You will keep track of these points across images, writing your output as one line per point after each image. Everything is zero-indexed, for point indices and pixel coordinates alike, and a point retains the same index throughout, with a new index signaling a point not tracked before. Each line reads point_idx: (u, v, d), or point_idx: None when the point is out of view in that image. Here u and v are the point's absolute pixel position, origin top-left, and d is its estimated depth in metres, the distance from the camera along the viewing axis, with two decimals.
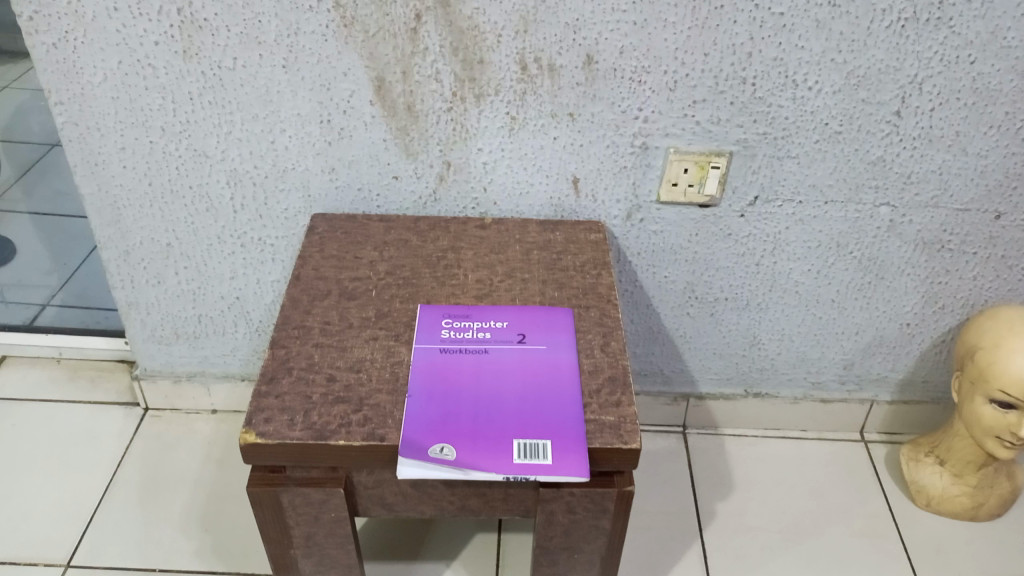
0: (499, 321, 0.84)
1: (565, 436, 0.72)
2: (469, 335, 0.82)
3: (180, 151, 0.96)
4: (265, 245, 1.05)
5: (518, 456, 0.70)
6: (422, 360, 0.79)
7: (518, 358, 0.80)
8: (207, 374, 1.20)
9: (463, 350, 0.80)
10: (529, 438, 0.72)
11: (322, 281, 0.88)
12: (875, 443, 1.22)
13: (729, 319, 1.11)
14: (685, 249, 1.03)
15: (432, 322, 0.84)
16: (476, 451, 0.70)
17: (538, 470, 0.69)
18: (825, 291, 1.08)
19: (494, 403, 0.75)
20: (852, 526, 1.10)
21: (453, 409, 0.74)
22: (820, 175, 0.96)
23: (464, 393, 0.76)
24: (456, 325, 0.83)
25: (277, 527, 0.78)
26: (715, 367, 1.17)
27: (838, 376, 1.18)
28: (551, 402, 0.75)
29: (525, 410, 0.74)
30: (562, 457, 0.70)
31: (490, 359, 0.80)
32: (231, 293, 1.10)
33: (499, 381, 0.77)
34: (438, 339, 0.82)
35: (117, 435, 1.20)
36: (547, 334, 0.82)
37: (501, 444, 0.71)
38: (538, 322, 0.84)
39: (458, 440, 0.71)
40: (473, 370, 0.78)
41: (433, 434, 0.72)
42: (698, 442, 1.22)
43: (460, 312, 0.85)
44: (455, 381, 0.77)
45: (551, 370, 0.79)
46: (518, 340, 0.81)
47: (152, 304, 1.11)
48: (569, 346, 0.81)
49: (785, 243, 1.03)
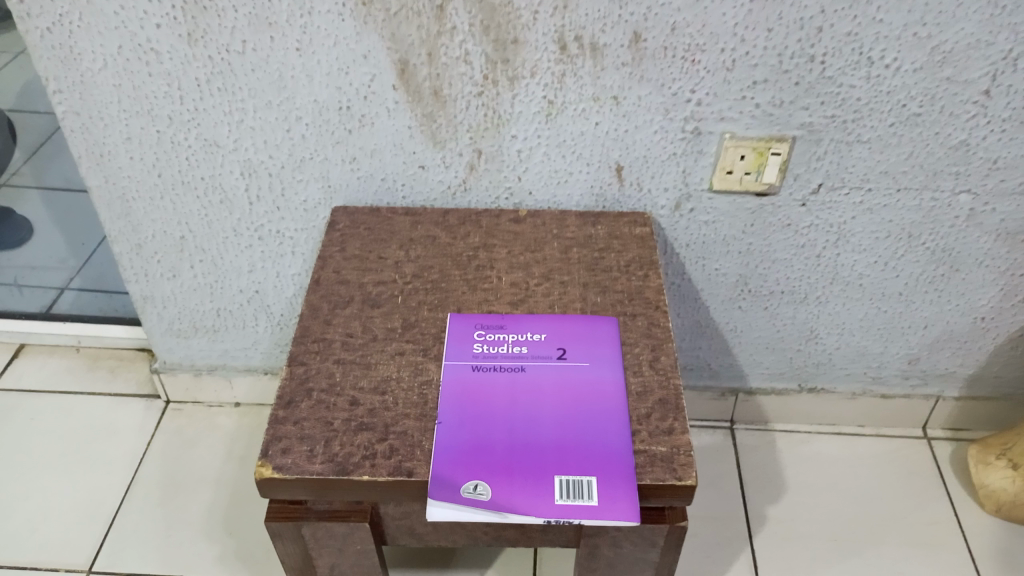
0: (537, 333, 0.76)
1: (611, 470, 0.65)
2: (504, 349, 0.75)
3: (190, 141, 0.88)
4: (284, 238, 0.98)
5: (558, 496, 0.64)
6: (453, 379, 0.72)
7: (558, 376, 0.72)
8: (229, 367, 1.15)
9: (497, 367, 0.73)
10: (572, 474, 0.65)
11: (344, 286, 0.81)
12: (939, 441, 1.14)
13: (784, 313, 1.02)
14: (738, 240, 0.94)
15: (463, 333, 0.76)
16: (512, 489, 0.64)
17: (581, 513, 0.63)
18: (892, 284, 0.98)
19: (532, 431, 0.68)
20: (913, 533, 1.03)
21: (487, 438, 0.68)
22: (892, 161, 0.86)
23: (499, 419, 0.69)
24: (490, 337, 0.76)
25: (299, 558, 0.72)
26: (767, 362, 1.09)
27: (901, 371, 1.09)
28: (596, 430, 0.68)
29: (567, 440, 0.67)
30: (609, 497, 0.63)
31: (527, 377, 0.72)
32: (250, 286, 1.04)
33: (537, 405, 0.70)
34: (470, 355, 0.74)
35: (138, 430, 1.16)
36: (590, 349, 0.75)
37: (540, 481, 0.64)
38: (580, 334, 0.76)
39: (493, 476, 0.65)
40: (508, 391, 0.71)
41: (466, 469, 0.65)
42: (746, 438, 1.15)
43: (494, 322, 0.78)
44: (489, 404, 0.70)
45: (596, 390, 0.71)
46: (558, 356, 0.74)
47: (169, 298, 1.06)
48: (614, 362, 0.74)
49: (850, 233, 0.93)
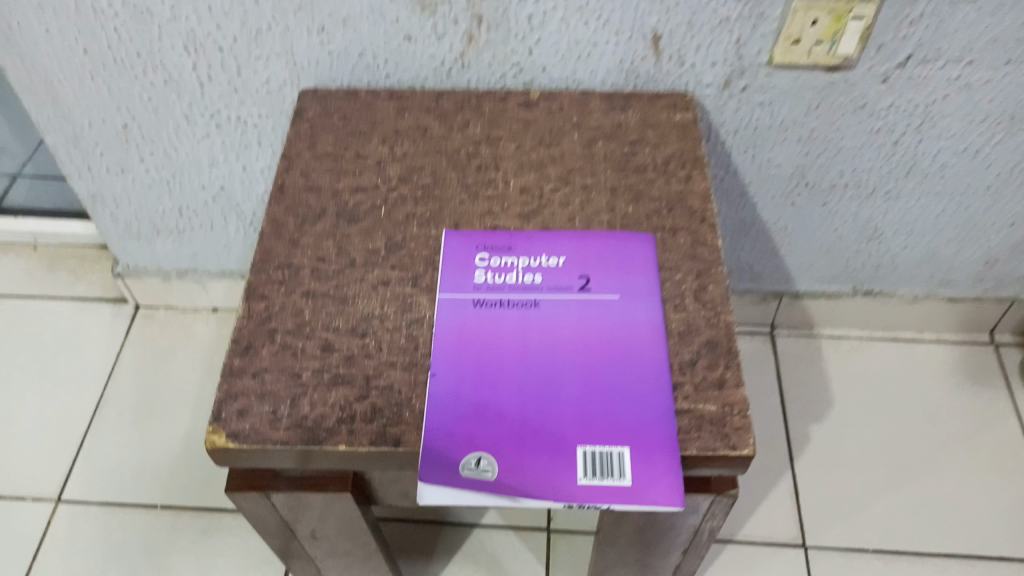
0: (554, 256, 0.61)
1: (649, 439, 0.52)
2: (513, 278, 0.60)
3: (117, 8, 0.70)
4: (246, 126, 0.81)
5: (583, 474, 0.51)
6: (450, 320, 0.58)
7: (581, 314, 0.58)
8: (201, 273, 1.01)
9: (505, 303, 0.59)
10: (599, 444, 0.52)
11: (314, 193, 0.66)
12: (1007, 349, 1.01)
13: (846, 209, 0.86)
14: (798, 124, 0.77)
15: (462, 258, 0.61)
16: (525, 466, 0.51)
17: (611, 497, 0.50)
18: (979, 176, 0.82)
19: (549, 387, 0.55)
20: (975, 459, 0.92)
21: (493, 397, 0.54)
22: (1005, 26, 0.67)
23: (508, 373, 0.55)
24: (496, 263, 0.61)
25: (272, 524, 0.61)
26: (819, 264, 0.94)
27: (974, 274, 0.94)
28: (629, 385, 0.54)
29: (593, 400, 0.54)
30: (647, 475, 0.50)
31: (543, 317, 0.58)
32: (214, 183, 0.88)
33: (555, 353, 0.56)
34: (471, 286, 0.60)
35: (105, 341, 1.04)
36: (621, 278, 0.60)
37: (560, 454, 0.52)
38: (608, 258, 0.61)
39: (500, 448, 0.52)
40: (519, 334, 0.57)
41: (467, 439, 0.52)
42: (787, 347, 1.02)
43: (500, 242, 0.62)
44: (495, 353, 0.56)
45: (629, 332, 0.57)
46: (581, 287, 0.59)
47: (121, 196, 0.90)
48: (651, 296, 0.59)
49: (937, 116, 0.76)
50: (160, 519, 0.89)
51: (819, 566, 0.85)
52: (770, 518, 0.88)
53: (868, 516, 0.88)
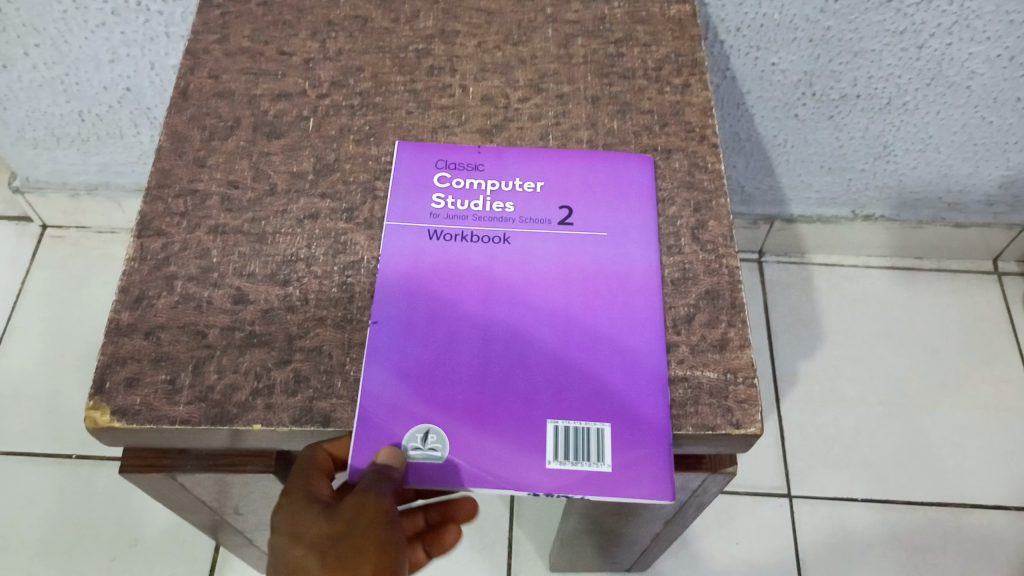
0: (530, 181, 0.50)
1: (636, 415, 0.42)
2: (479, 206, 0.49)
3: None
4: (150, 12, 0.66)
5: (553, 456, 0.41)
6: (400, 255, 0.47)
7: (559, 254, 0.47)
8: (115, 188, 0.88)
9: (468, 237, 0.47)
10: (574, 420, 0.42)
11: (224, 100, 0.53)
12: (1012, 277, 0.93)
13: (856, 122, 0.75)
14: (812, 22, 0.65)
15: (417, 179, 0.50)
16: (484, 445, 0.41)
17: (585, 487, 0.41)
18: (1011, 87, 0.71)
19: (517, 342, 0.44)
20: (973, 397, 0.85)
21: (448, 354, 0.44)
22: None
23: (467, 323, 0.45)
24: (459, 185, 0.50)
25: (185, 501, 0.51)
26: (819, 184, 0.84)
27: (987, 196, 0.84)
28: (614, 343, 0.44)
29: (570, 361, 0.43)
30: (630, 459, 0.41)
31: (512, 254, 0.47)
32: (118, 82, 0.74)
33: (525, 299, 0.45)
34: (428, 213, 0.48)
35: (9, 265, 0.91)
36: (610, 210, 0.49)
37: (527, 432, 0.42)
38: (595, 184, 0.50)
39: (456, 422, 0.42)
40: (483, 274, 0.46)
41: (414, 410, 0.42)
42: (777, 275, 0.93)
43: (465, 160, 0.51)
44: (453, 297, 0.46)
45: (617, 277, 0.46)
46: (562, 220, 0.48)
47: (7, 97, 0.76)
48: (647, 232, 0.48)
49: (974, 14, 0.64)
50: (76, 471, 0.80)
51: (803, 520, 0.79)
52: (753, 464, 0.82)
53: (859, 458, 0.82)
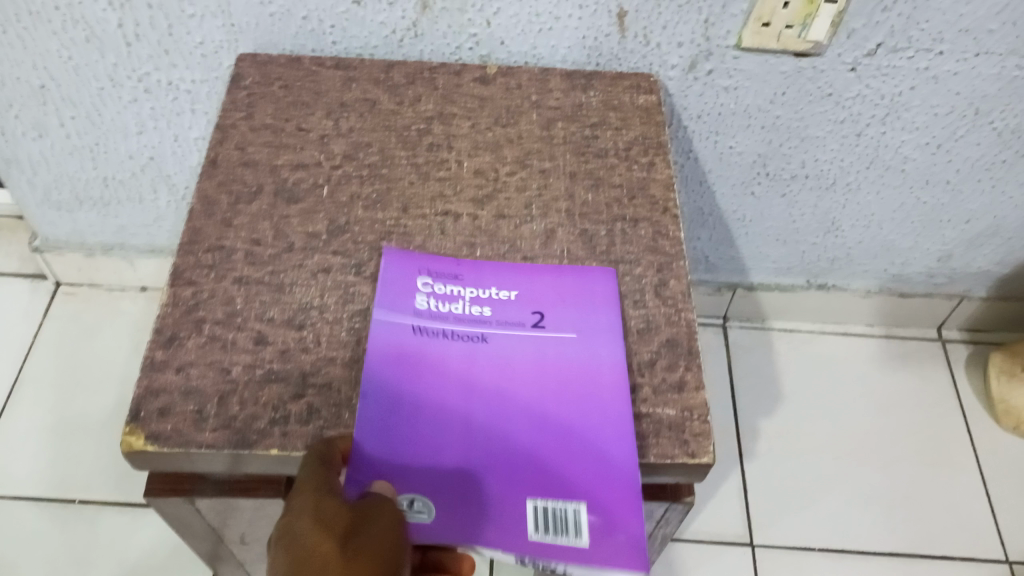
0: (505, 289, 0.55)
1: (610, 496, 0.47)
2: (459, 308, 0.54)
3: None
4: (178, 91, 0.75)
5: (534, 529, 0.46)
6: (388, 344, 0.52)
7: (534, 352, 0.52)
8: (129, 248, 0.94)
9: (448, 334, 0.53)
10: (553, 501, 0.47)
11: (249, 169, 0.60)
12: (955, 344, 1.01)
13: (806, 200, 0.84)
14: (764, 111, 0.74)
15: (403, 280, 0.55)
16: (468, 520, 0.45)
17: (566, 556, 0.45)
18: (941, 171, 0.80)
19: (493, 439, 0.49)
20: (922, 452, 0.92)
21: (430, 447, 0.48)
22: (979, 16, 0.65)
23: (447, 421, 0.49)
24: (440, 290, 0.55)
25: (198, 527, 0.57)
26: (775, 256, 0.92)
27: (927, 269, 0.93)
28: (593, 432, 0.49)
29: (545, 460, 0.48)
30: (602, 544, 0.45)
31: (489, 353, 0.52)
32: (143, 151, 0.81)
33: (500, 399, 0.50)
34: (411, 311, 0.54)
35: (22, 317, 0.97)
36: (582, 312, 0.54)
37: (510, 509, 0.46)
38: (567, 284, 0.55)
39: (440, 494, 0.46)
40: (463, 372, 0.51)
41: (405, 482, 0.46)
42: (741, 338, 1.00)
43: (445, 265, 0.56)
44: (436, 384, 0.50)
45: (588, 375, 0.51)
46: (534, 322, 0.54)
47: (39, 162, 0.83)
48: (613, 333, 0.53)
49: (904, 107, 0.74)
50: (80, 513, 0.84)
51: (766, 566, 0.84)
52: (720, 514, 0.88)
53: (818, 510, 0.88)
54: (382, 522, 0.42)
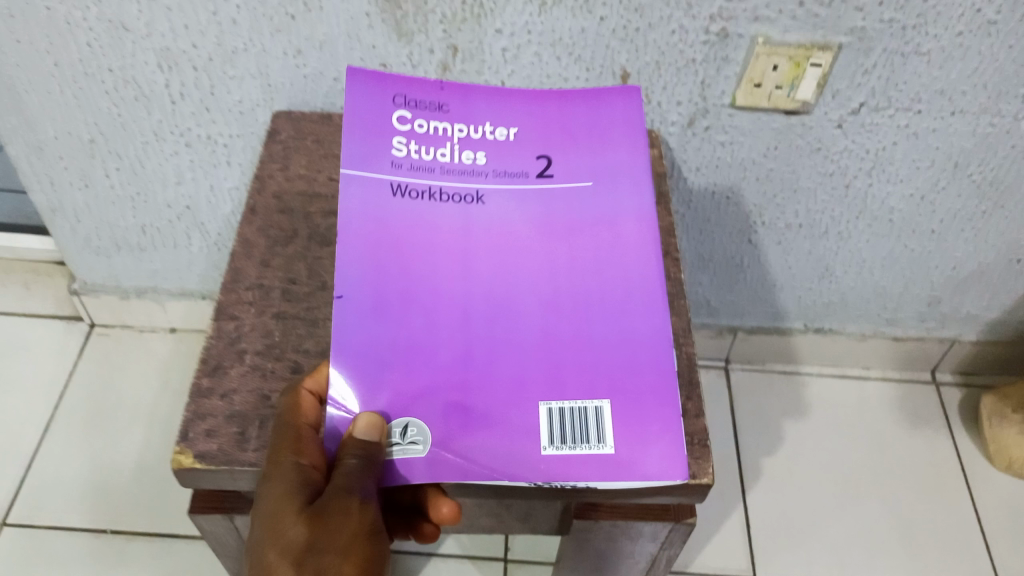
0: (501, 128, 0.56)
1: (628, 391, 0.48)
2: (446, 154, 0.55)
3: (90, 22, 0.70)
4: (217, 145, 0.81)
5: (547, 442, 0.46)
6: (373, 214, 0.52)
7: (540, 218, 0.54)
8: (161, 291, 1.00)
9: (436, 195, 0.53)
10: (569, 399, 0.47)
11: (285, 215, 0.66)
12: (948, 386, 1.05)
13: (800, 248, 0.90)
14: (758, 164, 0.80)
15: (378, 118, 0.55)
16: (473, 439, 0.46)
17: (587, 470, 0.45)
18: (925, 219, 0.86)
19: (501, 306, 0.50)
20: (917, 489, 0.96)
21: (426, 344, 0.49)
22: (953, 78, 0.72)
23: (444, 291, 0.51)
24: (422, 129, 0.55)
25: (233, 547, 0.61)
26: (772, 300, 0.97)
27: (918, 314, 0.98)
28: (604, 313, 0.50)
29: (561, 323, 0.50)
30: (631, 442, 0.46)
31: (486, 215, 0.53)
32: (180, 200, 0.88)
33: (507, 268, 0.52)
34: (394, 160, 0.54)
35: (58, 357, 1.02)
36: (591, 161, 0.56)
37: (519, 414, 0.47)
38: (576, 139, 0.57)
39: (438, 419, 0.46)
40: (460, 242, 0.52)
41: (394, 401, 0.47)
42: (741, 379, 1.05)
43: (427, 95, 0.57)
44: (428, 264, 0.51)
45: (611, 232, 0.54)
46: (540, 171, 0.55)
47: (83, 211, 0.89)
48: (624, 180, 0.56)
49: (887, 161, 0.80)
50: (110, 544, 0.88)
51: None
52: (723, 547, 0.91)
53: (818, 544, 0.91)
54: (346, 534, 0.42)
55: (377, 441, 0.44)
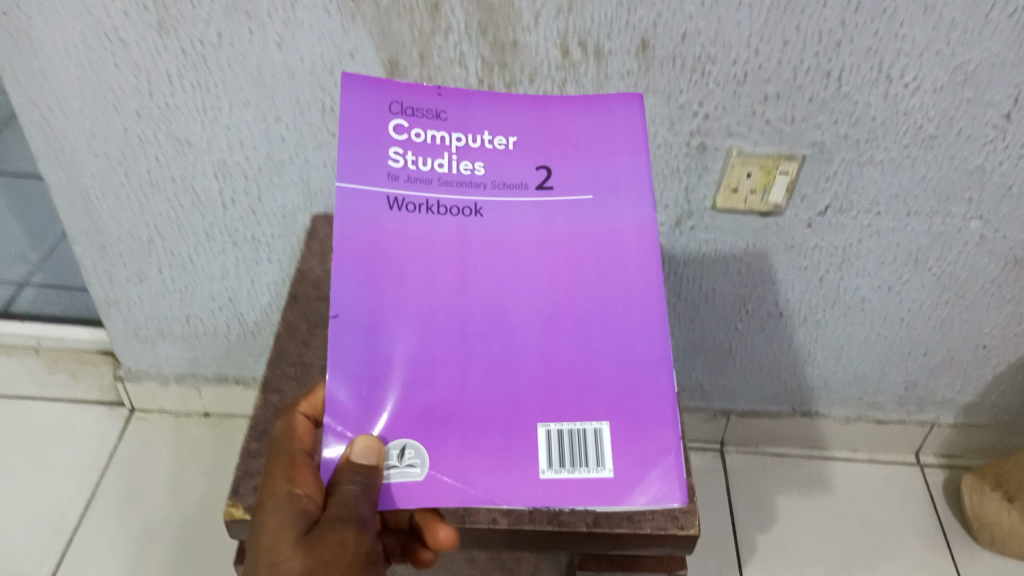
0: (501, 136, 0.53)
1: (623, 413, 0.49)
2: (443, 165, 0.51)
3: (160, 139, 0.82)
4: (259, 243, 0.92)
5: (546, 465, 0.48)
6: (367, 233, 0.50)
7: (540, 228, 0.52)
8: (198, 376, 1.09)
9: (434, 208, 0.51)
10: (566, 421, 0.48)
11: (324, 302, 0.76)
12: (932, 469, 1.12)
13: (783, 335, 0.98)
14: (739, 259, 0.90)
15: (372, 126, 0.52)
16: (468, 458, 0.48)
17: (586, 494, 0.47)
18: (895, 309, 0.95)
19: (498, 325, 0.50)
20: (905, 564, 1.01)
21: (424, 364, 0.49)
22: (905, 184, 0.82)
23: (440, 308, 0.50)
24: (419, 138, 0.52)
25: None
26: (761, 384, 1.05)
27: (897, 397, 1.06)
28: (604, 334, 0.51)
29: (558, 339, 0.50)
30: (626, 466, 0.48)
31: (485, 229, 0.51)
32: (223, 293, 0.98)
33: (505, 284, 0.51)
34: (388, 170, 0.51)
35: (100, 439, 1.11)
36: (593, 170, 0.53)
37: (515, 438, 0.48)
38: (577, 146, 0.53)
39: (436, 441, 0.48)
40: (458, 257, 0.51)
41: (393, 425, 0.48)
42: (736, 461, 1.12)
43: (422, 98, 0.53)
44: (425, 283, 0.51)
45: (611, 248, 0.52)
46: (539, 183, 0.52)
47: (135, 303, 0.99)
48: (628, 188, 0.53)
49: (855, 257, 0.89)
50: None
51: None
52: None
53: None
54: (342, 562, 0.48)
55: (373, 465, 0.46)
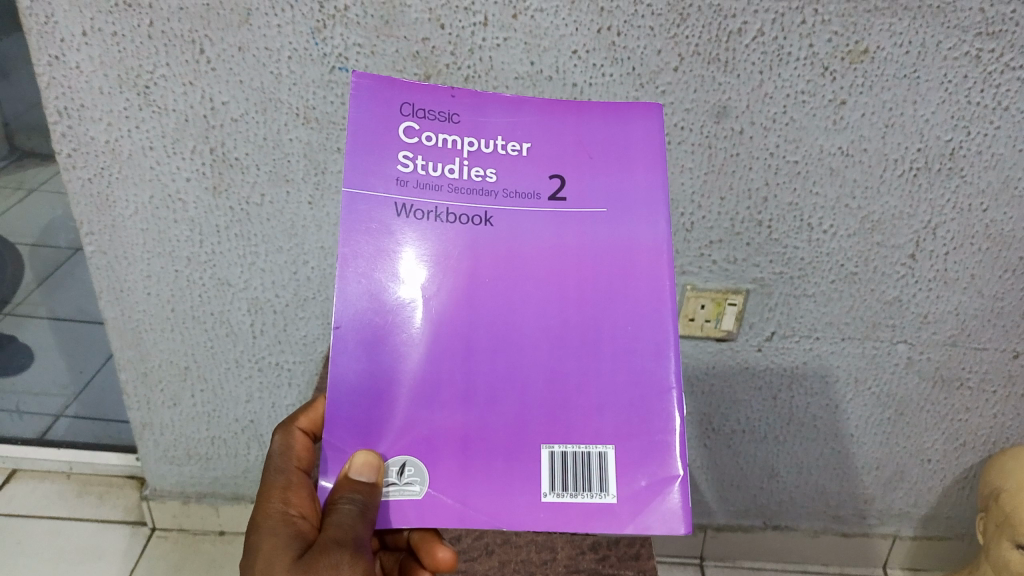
0: (515, 142, 0.51)
1: (629, 440, 0.50)
2: (454, 170, 0.50)
3: (204, 280, 0.97)
4: (282, 369, 1.05)
5: (549, 489, 0.49)
6: (374, 243, 0.49)
7: (551, 237, 0.51)
8: (217, 495, 1.20)
9: (443, 215, 0.50)
10: (570, 445, 0.50)
11: None
12: None
13: (747, 451, 1.10)
14: (701, 379, 1.03)
15: (380, 127, 0.50)
16: (471, 481, 0.49)
17: (588, 518, 0.49)
18: (844, 426, 1.06)
19: (505, 341, 0.51)
20: None
21: (430, 381, 0.50)
22: (836, 313, 0.97)
23: (447, 324, 0.50)
24: (429, 139, 0.50)
25: None
26: (732, 499, 1.15)
27: (858, 510, 1.15)
28: (613, 351, 0.51)
29: (564, 359, 0.50)
30: (630, 493, 0.49)
31: (494, 237, 0.50)
32: (246, 415, 1.10)
33: (513, 301, 0.51)
34: (396, 175, 0.49)
35: (121, 555, 1.19)
36: (609, 181, 0.52)
37: (521, 457, 0.50)
38: (594, 156, 0.52)
39: (435, 458, 0.50)
40: (465, 269, 0.50)
41: (396, 442, 0.49)
42: None
43: (432, 97, 0.51)
44: (433, 298, 0.50)
45: (625, 262, 0.51)
46: (552, 193, 0.51)
47: (167, 426, 1.12)
48: (645, 203, 0.52)
49: (802, 377, 1.02)
50: None
51: None
52: None
53: None
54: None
55: (372, 483, 0.48)
